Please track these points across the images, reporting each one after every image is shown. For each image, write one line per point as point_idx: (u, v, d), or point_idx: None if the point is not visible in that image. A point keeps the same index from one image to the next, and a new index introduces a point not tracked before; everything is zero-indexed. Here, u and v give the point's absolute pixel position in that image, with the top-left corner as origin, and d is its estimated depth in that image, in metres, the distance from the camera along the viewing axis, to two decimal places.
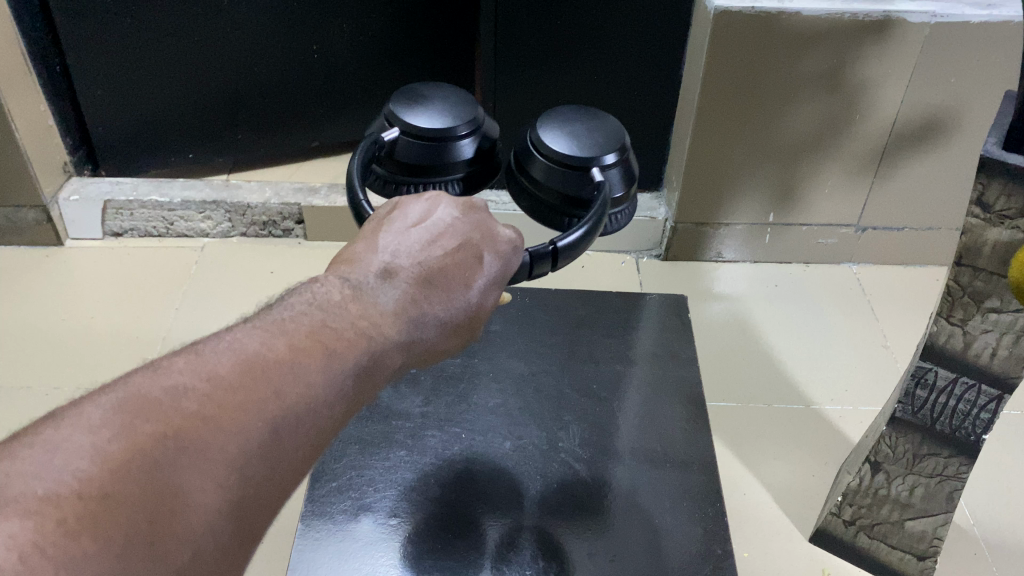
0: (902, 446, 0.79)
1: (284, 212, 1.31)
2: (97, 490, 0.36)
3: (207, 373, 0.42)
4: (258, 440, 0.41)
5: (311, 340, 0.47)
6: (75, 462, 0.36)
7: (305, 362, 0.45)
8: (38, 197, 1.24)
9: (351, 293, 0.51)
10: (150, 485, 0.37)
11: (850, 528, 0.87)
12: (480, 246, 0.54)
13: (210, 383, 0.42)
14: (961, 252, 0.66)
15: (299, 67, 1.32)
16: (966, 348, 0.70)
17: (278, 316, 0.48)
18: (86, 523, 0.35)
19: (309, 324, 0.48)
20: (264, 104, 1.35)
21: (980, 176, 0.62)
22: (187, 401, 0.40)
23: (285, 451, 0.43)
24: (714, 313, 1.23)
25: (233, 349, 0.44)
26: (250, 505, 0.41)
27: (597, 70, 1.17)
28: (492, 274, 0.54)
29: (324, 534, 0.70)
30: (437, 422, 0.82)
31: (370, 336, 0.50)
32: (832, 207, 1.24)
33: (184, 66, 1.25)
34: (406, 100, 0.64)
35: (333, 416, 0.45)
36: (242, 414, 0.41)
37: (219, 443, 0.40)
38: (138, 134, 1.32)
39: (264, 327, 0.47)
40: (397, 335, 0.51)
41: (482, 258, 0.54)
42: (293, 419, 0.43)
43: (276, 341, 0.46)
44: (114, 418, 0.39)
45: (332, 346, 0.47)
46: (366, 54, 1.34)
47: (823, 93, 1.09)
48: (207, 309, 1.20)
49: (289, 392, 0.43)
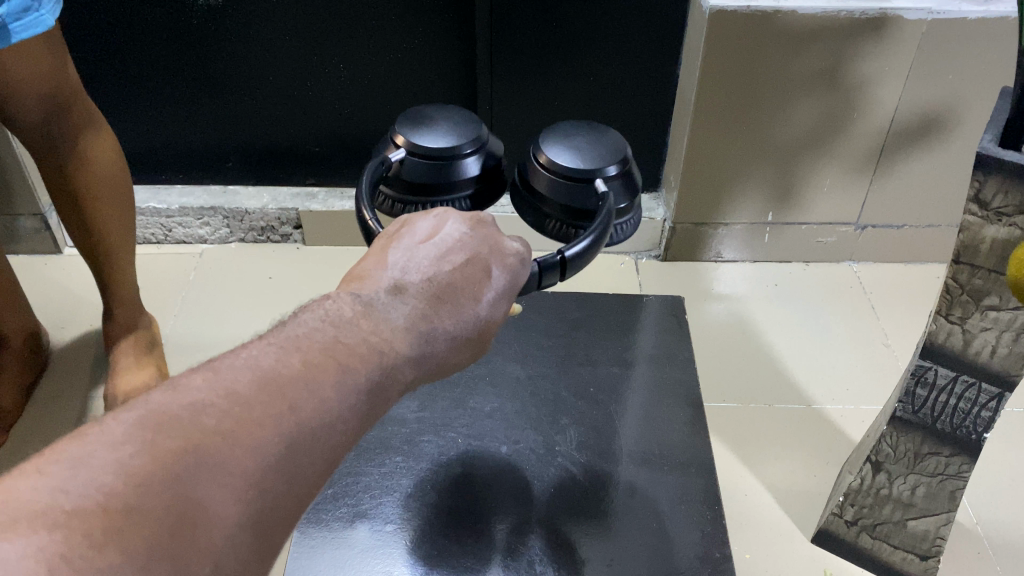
0: (903, 446, 0.78)
1: (282, 217, 1.31)
2: (121, 503, 0.35)
3: (225, 389, 0.42)
4: (272, 457, 0.41)
5: (324, 356, 0.46)
6: (98, 478, 0.36)
7: (319, 380, 0.44)
8: (37, 206, 1.24)
9: (362, 309, 0.50)
10: (174, 499, 0.37)
11: (852, 528, 0.86)
12: (488, 259, 0.55)
13: (228, 399, 0.41)
14: (959, 250, 0.65)
15: (288, 101, 1.25)
16: (966, 346, 0.70)
17: (292, 333, 0.47)
18: (111, 535, 0.34)
19: (322, 341, 0.46)
20: (255, 132, 1.29)
21: (977, 173, 0.61)
22: (205, 417, 0.40)
23: (299, 469, 0.42)
24: (715, 314, 1.23)
25: (249, 366, 0.43)
26: (265, 519, 0.40)
27: (597, 72, 1.17)
28: (500, 287, 0.55)
29: (321, 541, 0.70)
30: (432, 425, 0.81)
31: (382, 353, 0.48)
32: (831, 205, 1.24)
33: (160, 85, 1.22)
34: (412, 123, 0.64)
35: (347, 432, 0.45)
36: (260, 429, 0.41)
37: (236, 458, 0.39)
38: (129, 150, 1.31)
39: (279, 345, 0.46)
40: (408, 351, 0.50)
41: (490, 272, 0.55)
42: (309, 435, 0.42)
43: (291, 357, 0.45)
44: (136, 435, 0.38)
45: (346, 363, 0.46)
46: (359, 92, 1.24)
47: (820, 91, 1.09)
48: (209, 316, 1.20)
49: (305, 407, 0.43)
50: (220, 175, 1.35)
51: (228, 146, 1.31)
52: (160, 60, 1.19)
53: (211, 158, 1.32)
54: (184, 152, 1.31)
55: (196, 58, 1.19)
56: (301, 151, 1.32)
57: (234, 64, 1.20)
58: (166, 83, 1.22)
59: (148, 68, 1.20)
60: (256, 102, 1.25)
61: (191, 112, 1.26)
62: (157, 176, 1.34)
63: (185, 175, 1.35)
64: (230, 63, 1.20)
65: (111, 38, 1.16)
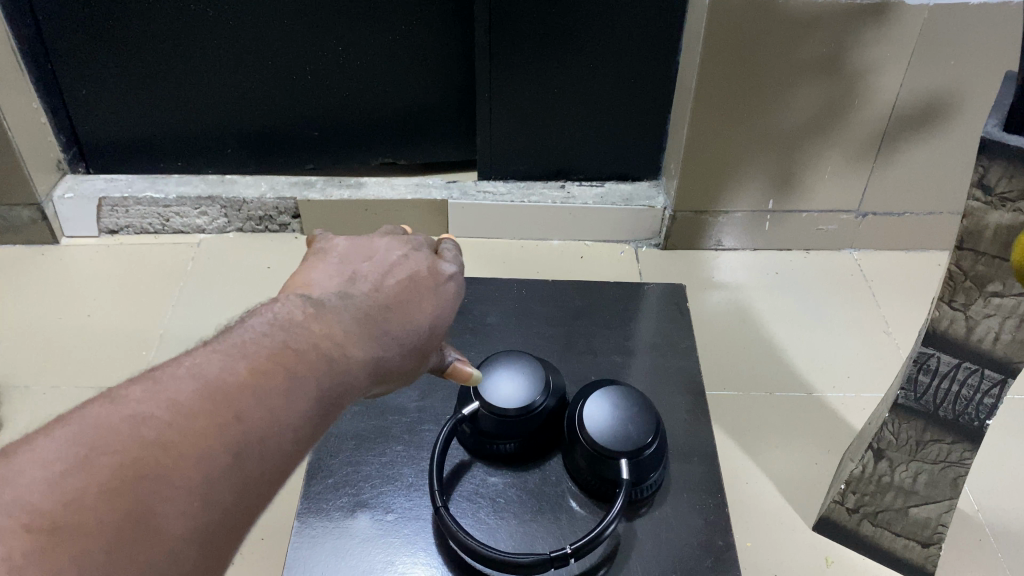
0: (905, 433, 0.78)
1: (280, 207, 1.30)
2: (48, 522, 0.35)
3: (167, 401, 0.42)
4: (219, 466, 0.41)
5: (271, 364, 0.47)
6: (28, 495, 0.35)
7: (265, 387, 0.45)
8: (33, 196, 1.23)
9: (312, 313, 0.52)
10: (125, 509, 0.37)
11: (853, 515, 0.87)
12: (428, 278, 0.59)
13: (171, 411, 0.41)
14: (962, 235, 0.65)
15: (287, 86, 1.24)
16: (969, 332, 0.70)
17: (240, 339, 0.48)
18: (34, 556, 0.34)
19: (269, 347, 0.48)
20: (254, 118, 1.29)
21: (981, 159, 0.61)
22: (146, 428, 0.40)
23: (248, 474, 0.43)
24: (715, 303, 1.22)
25: (192, 376, 0.44)
26: (218, 524, 0.41)
27: (597, 59, 1.16)
28: (439, 301, 0.59)
29: (323, 531, 0.68)
30: (434, 415, 0.79)
31: (331, 358, 0.50)
32: (833, 192, 1.23)
33: (158, 72, 1.21)
34: None
35: (295, 439, 0.46)
36: (204, 439, 0.41)
37: (182, 469, 0.40)
38: (127, 139, 1.30)
39: (225, 352, 0.47)
40: (361, 354, 0.52)
41: (430, 289, 0.59)
42: (257, 445, 0.43)
43: (236, 365, 0.46)
44: (71, 450, 0.38)
45: (293, 368, 0.47)
46: (358, 75, 1.24)
47: (823, 76, 1.08)
48: (206, 307, 1.19)
49: (250, 417, 0.44)
50: (218, 162, 1.34)
51: (227, 133, 1.30)
52: (158, 47, 1.18)
53: (209, 145, 1.32)
54: (183, 139, 1.30)
55: (195, 45, 1.18)
56: (300, 135, 1.32)
57: (231, 51, 1.20)
58: (164, 70, 1.21)
59: (146, 54, 1.19)
60: (253, 88, 1.24)
61: (190, 98, 1.25)
62: (155, 164, 1.34)
63: (182, 163, 1.34)
64: (227, 49, 1.19)
65: (108, 25, 1.15)
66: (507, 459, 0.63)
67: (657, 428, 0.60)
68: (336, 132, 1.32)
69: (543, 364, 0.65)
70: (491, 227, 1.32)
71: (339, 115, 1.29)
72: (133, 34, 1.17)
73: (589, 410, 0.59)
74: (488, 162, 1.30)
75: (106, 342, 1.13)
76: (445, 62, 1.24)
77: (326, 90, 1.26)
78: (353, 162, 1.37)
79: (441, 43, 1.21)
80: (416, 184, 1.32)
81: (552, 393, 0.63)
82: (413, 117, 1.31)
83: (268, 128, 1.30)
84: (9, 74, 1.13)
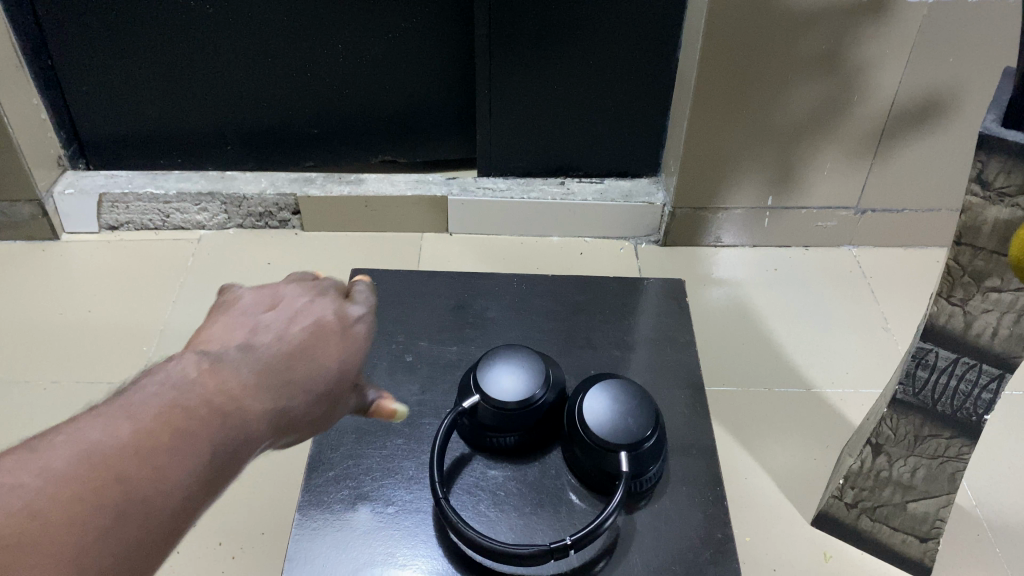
0: (904, 428, 0.78)
1: (280, 203, 1.30)
2: None
3: (40, 467, 0.38)
4: (96, 535, 0.37)
5: (159, 423, 0.42)
6: None
7: (151, 448, 0.41)
8: (34, 191, 1.23)
9: (208, 367, 0.47)
10: None
11: (852, 511, 0.87)
12: (336, 322, 0.55)
13: (44, 478, 0.37)
14: (961, 231, 0.65)
15: (287, 82, 1.25)
16: (967, 328, 0.70)
17: (124, 399, 0.43)
18: None
19: (158, 404, 0.43)
20: (254, 114, 1.29)
21: (979, 154, 0.61)
22: (16, 497, 0.36)
23: (133, 541, 0.39)
24: (714, 299, 1.22)
25: (69, 440, 0.40)
26: None
27: (596, 56, 1.16)
28: (351, 345, 0.54)
29: (323, 522, 0.58)
30: None
31: (227, 411, 0.45)
32: (832, 189, 1.24)
33: (158, 68, 1.21)
34: None
35: (189, 497, 0.42)
36: (81, 507, 0.37)
37: (56, 540, 0.36)
38: (127, 135, 1.30)
39: (109, 413, 0.42)
40: (260, 405, 0.47)
41: (340, 333, 0.54)
42: (143, 505, 0.39)
43: (119, 427, 0.41)
44: None
45: (184, 424, 0.43)
46: (358, 71, 1.24)
47: (822, 72, 1.08)
48: (206, 303, 1.19)
49: (134, 481, 0.40)
50: (219, 158, 1.34)
51: (228, 129, 1.30)
52: (159, 44, 1.18)
53: (209, 142, 1.32)
54: (183, 135, 1.31)
55: (195, 41, 1.19)
56: (300, 132, 1.32)
57: (231, 47, 1.20)
58: (164, 67, 1.21)
59: (146, 50, 1.19)
60: (254, 84, 1.25)
61: (190, 96, 1.25)
62: (155, 161, 1.34)
63: (182, 159, 1.34)
64: (227, 45, 1.20)
65: (109, 21, 1.16)
66: (506, 453, 0.63)
67: (657, 422, 0.60)
68: (336, 128, 1.32)
69: (543, 357, 0.64)
70: (491, 223, 1.32)
71: (339, 112, 1.30)
72: (133, 29, 1.17)
73: (589, 403, 0.60)
74: (487, 159, 1.30)
75: (106, 338, 1.13)
76: (445, 59, 1.24)
77: (325, 87, 1.26)
78: (353, 159, 1.37)
79: (441, 41, 1.21)
80: (416, 180, 1.32)
81: (552, 387, 0.62)
82: (413, 114, 1.31)
83: (268, 124, 1.30)
84: (9, 71, 1.14)
